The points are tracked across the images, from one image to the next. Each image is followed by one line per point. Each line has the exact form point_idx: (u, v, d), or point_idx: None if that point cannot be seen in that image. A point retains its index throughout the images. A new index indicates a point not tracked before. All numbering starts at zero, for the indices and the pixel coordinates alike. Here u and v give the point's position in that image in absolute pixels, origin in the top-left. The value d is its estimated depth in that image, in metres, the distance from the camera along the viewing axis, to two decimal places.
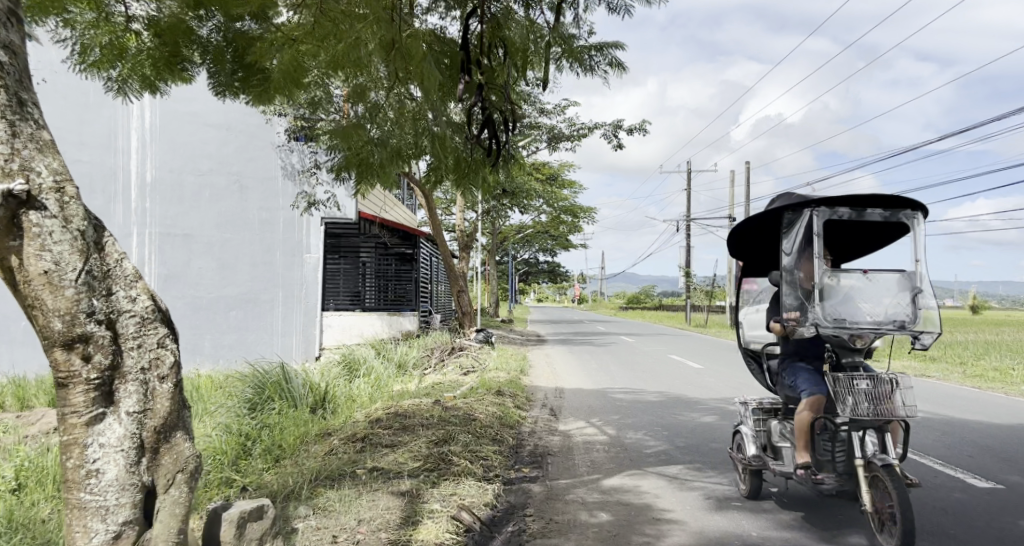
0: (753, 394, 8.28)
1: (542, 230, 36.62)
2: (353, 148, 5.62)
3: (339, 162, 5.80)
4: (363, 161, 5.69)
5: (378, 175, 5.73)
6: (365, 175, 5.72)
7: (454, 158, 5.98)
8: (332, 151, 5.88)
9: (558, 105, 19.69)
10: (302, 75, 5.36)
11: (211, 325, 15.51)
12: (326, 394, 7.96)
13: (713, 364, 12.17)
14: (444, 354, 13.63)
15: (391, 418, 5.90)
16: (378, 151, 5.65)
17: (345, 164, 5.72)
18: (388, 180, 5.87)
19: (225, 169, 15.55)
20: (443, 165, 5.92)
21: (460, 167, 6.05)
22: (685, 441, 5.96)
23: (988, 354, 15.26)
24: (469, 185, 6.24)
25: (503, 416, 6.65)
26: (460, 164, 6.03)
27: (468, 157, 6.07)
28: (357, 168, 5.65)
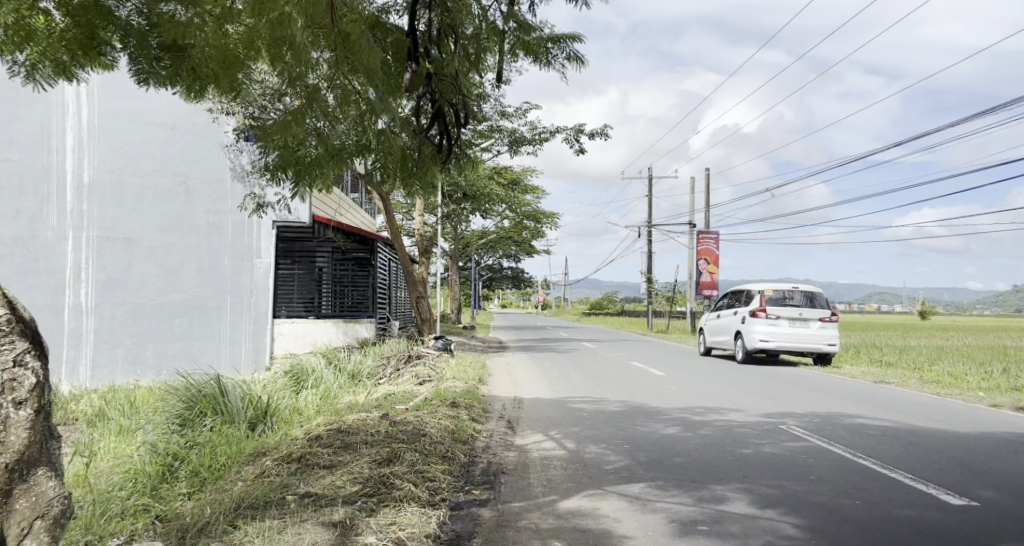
0: (717, 403, 7.99)
1: (505, 236, 36.33)
2: (288, 146, 5.34)
3: (275, 162, 5.48)
4: (301, 159, 5.40)
5: (316, 175, 5.49)
6: (302, 174, 5.46)
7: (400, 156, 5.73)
8: (266, 149, 5.62)
9: (520, 108, 19.38)
10: (236, 65, 5.07)
11: (153, 333, 14.94)
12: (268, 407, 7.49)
13: (676, 371, 11.94)
14: (400, 363, 13.15)
15: (335, 435, 5.50)
16: (315, 149, 5.40)
17: (281, 165, 5.46)
18: (327, 181, 5.62)
19: (170, 171, 14.98)
20: (387, 163, 5.71)
21: (406, 165, 5.79)
22: (647, 454, 5.60)
23: (943, 360, 15.33)
24: (415, 184, 5.97)
25: (455, 431, 6.26)
26: (406, 161, 5.77)
27: (415, 153, 5.80)
28: (294, 167, 5.36)
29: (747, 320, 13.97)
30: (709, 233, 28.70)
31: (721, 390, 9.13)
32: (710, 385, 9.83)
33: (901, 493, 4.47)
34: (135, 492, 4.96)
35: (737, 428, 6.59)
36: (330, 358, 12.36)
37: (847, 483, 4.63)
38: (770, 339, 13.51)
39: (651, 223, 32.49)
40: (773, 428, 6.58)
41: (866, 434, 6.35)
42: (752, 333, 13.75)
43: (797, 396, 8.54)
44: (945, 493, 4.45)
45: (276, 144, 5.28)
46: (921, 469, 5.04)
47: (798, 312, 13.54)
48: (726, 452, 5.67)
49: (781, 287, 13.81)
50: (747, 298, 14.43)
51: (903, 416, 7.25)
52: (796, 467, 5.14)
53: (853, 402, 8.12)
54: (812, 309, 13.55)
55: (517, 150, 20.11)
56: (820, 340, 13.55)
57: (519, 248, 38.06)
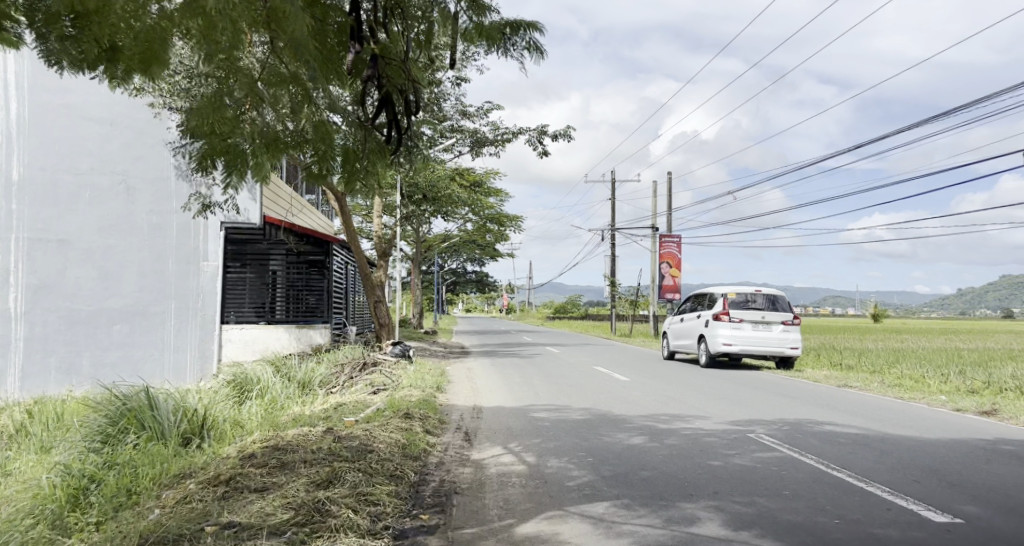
0: (684, 410, 7.63)
1: (468, 240, 35.87)
2: (217, 133, 4.86)
3: (202, 149, 4.98)
4: (231, 148, 4.95)
5: (249, 165, 5.04)
6: (233, 164, 5.03)
7: (342, 148, 5.33)
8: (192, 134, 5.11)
9: (481, 107, 18.92)
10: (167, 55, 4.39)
11: (91, 340, 14.82)
12: (201, 425, 6.99)
13: (639, 376, 11.63)
14: (354, 371, 12.60)
15: (271, 451, 5.01)
16: (249, 137, 4.96)
17: (211, 153, 4.99)
18: (261, 172, 5.15)
19: (109, 168, 14.84)
20: (328, 155, 5.25)
21: (349, 160, 5.35)
22: (612, 469, 5.19)
23: (905, 362, 15.28)
24: (359, 179, 5.47)
25: (405, 445, 5.80)
26: (348, 155, 5.33)
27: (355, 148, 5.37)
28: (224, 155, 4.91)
29: (710, 323, 13.73)
30: (671, 237, 28.61)
31: (687, 396, 8.81)
32: (674, 390, 9.52)
33: (880, 508, 4.10)
34: (38, 522, 4.38)
35: (706, 437, 6.23)
36: (279, 367, 11.77)
37: (825, 500, 4.25)
38: (734, 342, 13.29)
39: (614, 226, 32.33)
40: (741, 437, 6.20)
41: (837, 441, 6.00)
42: (715, 336, 13.52)
43: (763, 402, 8.21)
44: (927, 509, 4.09)
45: (203, 129, 4.80)
46: (895, 481, 4.67)
47: (761, 315, 13.34)
48: (696, 464, 5.29)
49: (744, 290, 13.61)
50: (710, 301, 14.20)
51: (875, 422, 6.96)
52: (769, 480, 4.75)
53: (822, 407, 7.82)
54: (775, 312, 13.36)
55: (479, 151, 19.66)
56: (783, 343, 13.35)
57: (482, 251, 37.63)
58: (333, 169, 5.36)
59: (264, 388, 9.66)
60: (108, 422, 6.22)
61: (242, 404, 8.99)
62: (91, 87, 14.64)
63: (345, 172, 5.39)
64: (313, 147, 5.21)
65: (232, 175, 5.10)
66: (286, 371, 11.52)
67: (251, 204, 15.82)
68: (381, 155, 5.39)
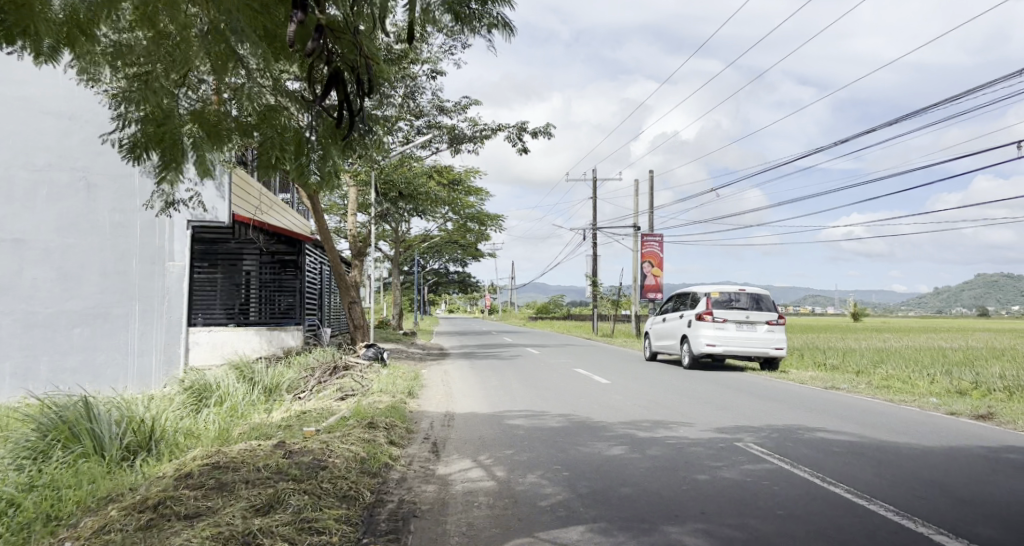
0: (666, 415, 7.22)
1: (448, 239, 35.36)
2: (152, 117, 4.51)
3: (137, 138, 4.60)
4: (168, 135, 4.55)
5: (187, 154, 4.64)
6: (170, 153, 4.61)
7: (293, 139, 4.84)
8: (125, 124, 4.61)
9: (459, 103, 18.43)
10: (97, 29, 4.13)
11: (49, 344, 14.11)
12: (146, 434, 6.49)
13: (621, 379, 11.21)
14: (324, 375, 12.05)
15: (212, 471, 4.51)
16: (189, 123, 4.65)
17: (146, 141, 4.59)
18: (204, 164, 4.74)
19: (68, 164, 14.19)
20: (278, 144, 4.78)
21: (302, 153, 4.83)
22: (590, 486, 4.72)
23: (890, 362, 14.98)
24: (315, 176, 4.90)
25: (364, 459, 5.31)
26: (302, 147, 4.82)
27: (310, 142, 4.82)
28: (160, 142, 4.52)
29: (693, 323, 13.35)
30: (653, 236, 28.29)
31: (668, 400, 8.41)
32: (656, 394, 9.13)
33: (886, 533, 3.68)
34: None
35: (691, 446, 5.78)
36: (244, 371, 11.20)
37: (823, 522, 3.83)
38: (717, 343, 12.91)
39: (596, 225, 31.98)
40: (729, 446, 5.76)
41: (831, 450, 5.59)
42: (698, 337, 13.13)
43: (750, 407, 7.81)
44: (936, 532, 3.67)
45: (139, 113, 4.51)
46: (899, 498, 4.25)
47: (745, 315, 12.97)
48: (681, 479, 4.84)
49: (728, 289, 13.25)
50: (693, 301, 13.81)
51: (868, 428, 6.55)
52: (761, 499, 4.31)
53: (811, 412, 7.41)
54: (759, 312, 13.01)
55: (457, 148, 19.17)
56: (767, 344, 12.98)
57: (463, 251, 37.15)
58: (286, 160, 4.85)
59: (226, 397, 9.09)
60: (38, 436, 5.68)
61: (198, 414, 8.42)
62: (49, 78, 13.97)
63: (298, 164, 4.85)
64: (260, 134, 4.80)
65: (169, 168, 4.68)
66: (251, 375, 10.97)
67: (218, 201, 15.21)
68: (337, 141, 4.81)
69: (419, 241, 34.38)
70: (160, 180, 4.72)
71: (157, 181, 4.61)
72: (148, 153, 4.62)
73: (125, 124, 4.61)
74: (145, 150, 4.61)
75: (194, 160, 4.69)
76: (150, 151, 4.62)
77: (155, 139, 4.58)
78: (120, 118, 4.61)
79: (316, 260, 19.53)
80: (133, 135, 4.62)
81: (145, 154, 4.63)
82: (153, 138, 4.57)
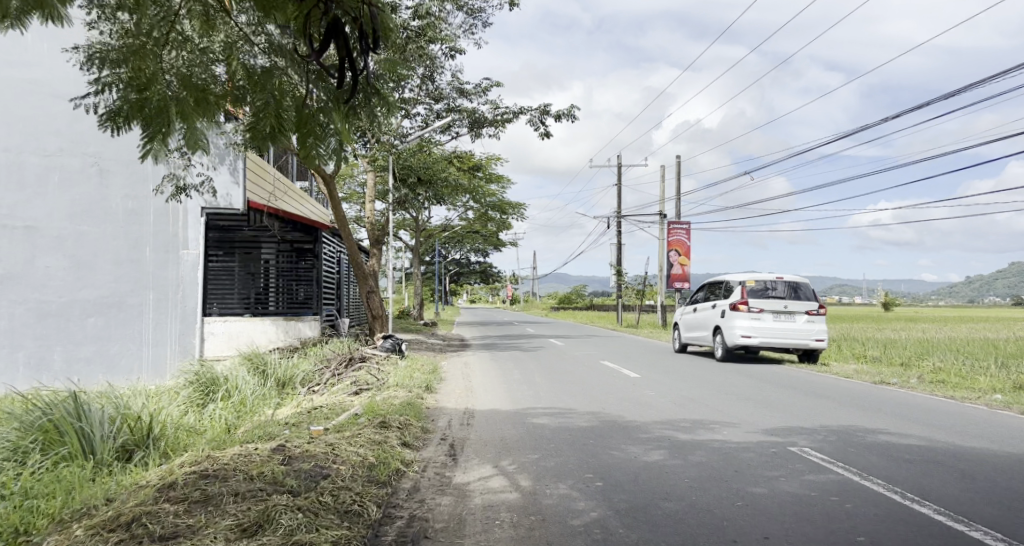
0: (706, 415, 6.58)
1: (469, 228, 34.83)
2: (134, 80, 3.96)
3: (120, 104, 4.02)
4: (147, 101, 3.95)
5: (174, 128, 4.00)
6: (151, 127, 3.99)
7: (294, 108, 4.10)
8: (108, 87, 4.03)
9: (480, 85, 17.84)
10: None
11: (62, 335, 13.75)
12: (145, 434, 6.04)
13: (651, 373, 10.58)
14: (340, 367, 11.57)
15: (199, 478, 4.00)
16: (173, 90, 4.00)
17: (126, 110, 4.00)
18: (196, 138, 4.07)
19: (79, 150, 13.81)
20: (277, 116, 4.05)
21: (304, 126, 4.11)
22: (629, 499, 4.11)
23: (934, 354, 14.15)
24: (323, 150, 4.18)
25: (372, 465, 4.74)
26: (304, 120, 4.10)
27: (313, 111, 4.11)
28: (143, 114, 3.93)
29: (727, 313, 12.66)
30: (679, 223, 27.49)
31: (706, 397, 7.78)
32: (692, 390, 8.49)
33: None
34: None
35: (740, 452, 5.15)
36: (256, 361, 10.74)
37: None
38: (753, 334, 12.21)
39: (620, 213, 31.23)
40: (783, 451, 5.12)
41: (902, 458, 4.92)
42: (733, 328, 12.44)
43: (798, 405, 7.13)
44: None
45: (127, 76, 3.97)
46: (1003, 522, 3.59)
47: (783, 305, 12.24)
48: (732, 492, 4.22)
49: (764, 276, 12.52)
50: (727, 290, 13.10)
51: (936, 430, 5.87)
52: (832, 520, 3.68)
53: (867, 411, 6.72)
54: (798, 301, 12.27)
55: (478, 132, 18.58)
56: (806, 335, 12.24)
57: (484, 241, 36.63)
58: (286, 132, 4.09)
59: (239, 391, 8.56)
60: (20, 435, 5.32)
61: (204, 411, 7.91)
62: (59, 61, 13.55)
63: (300, 140, 4.13)
64: (255, 100, 4.11)
65: (153, 141, 4.03)
66: (264, 369, 10.49)
67: (232, 187, 14.86)
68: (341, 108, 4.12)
69: (439, 230, 33.88)
70: (143, 154, 4.04)
71: (141, 155, 3.97)
72: (130, 123, 4.04)
73: (104, 90, 4.05)
74: (127, 119, 4.04)
75: (183, 132, 4.05)
76: (131, 122, 4.04)
77: (137, 107, 3.96)
78: (99, 82, 4.06)
79: (334, 248, 19.07)
80: (112, 102, 4.05)
81: (127, 124, 4.07)
82: (135, 106, 3.97)
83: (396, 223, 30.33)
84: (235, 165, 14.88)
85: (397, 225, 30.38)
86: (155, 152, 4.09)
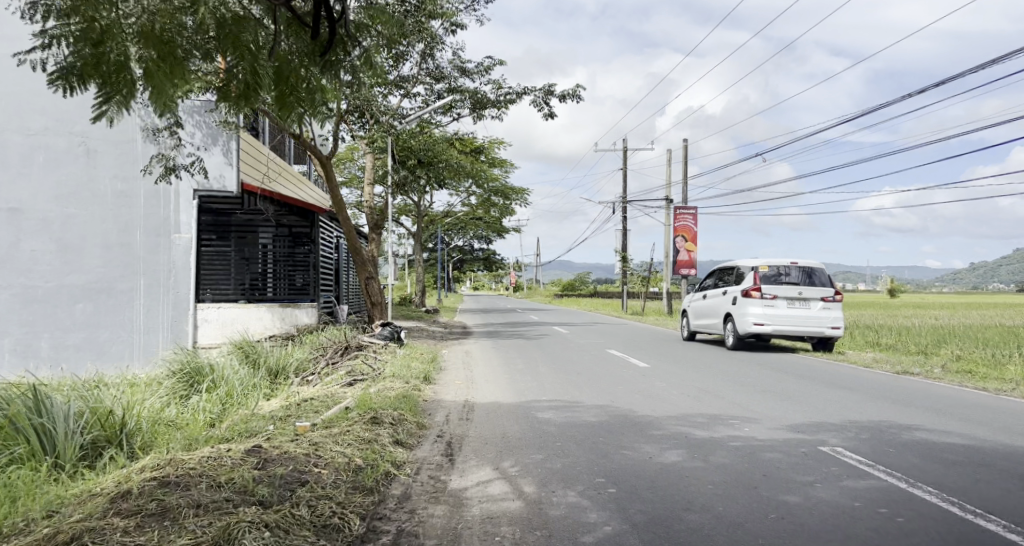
0: (725, 409, 6.08)
1: (472, 215, 34.28)
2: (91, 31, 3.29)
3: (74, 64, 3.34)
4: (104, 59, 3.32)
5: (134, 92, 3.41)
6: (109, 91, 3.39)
7: (273, 67, 3.63)
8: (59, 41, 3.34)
9: (481, 64, 17.28)
10: None
11: (50, 320, 13.35)
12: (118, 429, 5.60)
13: (661, 362, 10.09)
14: (335, 356, 11.10)
15: (158, 487, 3.51)
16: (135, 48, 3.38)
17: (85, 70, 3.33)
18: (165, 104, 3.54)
19: (65, 129, 13.42)
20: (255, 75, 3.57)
21: (283, 84, 3.70)
22: (646, 510, 3.63)
23: (955, 342, 13.60)
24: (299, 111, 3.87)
25: (358, 468, 4.26)
26: (283, 77, 3.68)
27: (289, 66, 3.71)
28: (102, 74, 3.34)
29: (739, 300, 12.14)
30: (686, 208, 26.88)
31: (721, 389, 7.31)
32: (704, 380, 8.03)
33: None
34: None
35: (765, 452, 4.65)
36: (246, 350, 10.28)
37: None
38: (765, 322, 11.69)
39: (626, 198, 30.61)
40: (813, 452, 4.62)
41: (946, 459, 4.42)
42: (745, 315, 11.93)
43: (821, 398, 6.63)
44: None
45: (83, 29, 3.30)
46: None
47: (797, 292, 11.72)
48: (762, 500, 3.73)
49: (777, 261, 12.00)
50: (738, 276, 12.58)
51: (977, 426, 5.36)
52: (882, 538, 3.19)
53: (898, 405, 6.21)
54: (813, 288, 11.75)
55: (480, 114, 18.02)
56: (822, 323, 11.70)
57: (488, 228, 36.08)
58: (265, 92, 3.66)
59: (228, 381, 8.09)
60: None
61: (187, 404, 7.46)
62: None
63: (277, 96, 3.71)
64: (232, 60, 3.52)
65: (112, 101, 3.43)
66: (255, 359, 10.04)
67: (225, 168, 14.36)
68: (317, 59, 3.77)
69: (442, 216, 33.35)
70: (103, 118, 3.44)
71: (96, 116, 3.35)
72: (85, 83, 3.40)
73: (51, 45, 3.37)
74: (82, 78, 3.38)
75: (150, 94, 3.46)
76: (87, 82, 3.40)
77: (93, 63, 3.32)
78: (44, 35, 3.37)
79: (332, 233, 18.57)
80: (63, 59, 3.38)
81: (83, 84, 3.41)
82: (91, 63, 3.32)
83: (398, 209, 29.83)
84: (228, 146, 14.41)
85: (399, 211, 29.86)
86: (117, 115, 3.50)
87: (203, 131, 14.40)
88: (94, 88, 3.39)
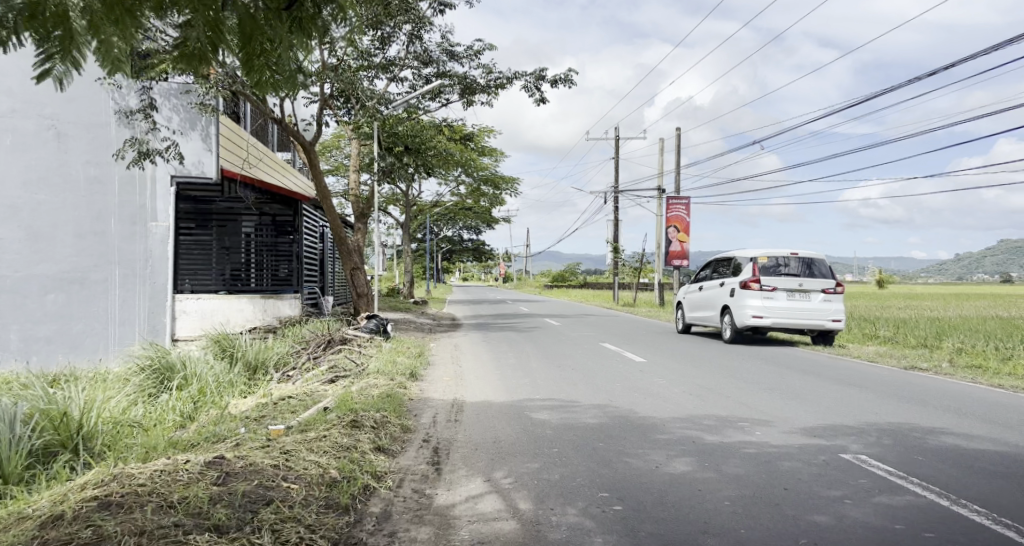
0: (733, 411, 5.65)
1: (462, 205, 33.75)
2: None
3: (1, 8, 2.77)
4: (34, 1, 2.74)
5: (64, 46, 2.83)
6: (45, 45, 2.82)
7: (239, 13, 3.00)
8: None
9: (471, 48, 16.78)
10: None
11: (19, 312, 12.85)
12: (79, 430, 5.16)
13: (658, 357, 9.70)
14: (318, 350, 10.62)
15: (96, 512, 3.01)
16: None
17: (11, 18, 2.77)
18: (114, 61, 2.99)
19: (34, 111, 12.90)
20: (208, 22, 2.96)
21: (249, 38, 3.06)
22: (658, 533, 3.20)
23: (956, 335, 13.25)
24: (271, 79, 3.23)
25: (334, 482, 3.81)
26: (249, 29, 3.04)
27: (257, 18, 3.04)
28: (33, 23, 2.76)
29: (737, 292, 11.75)
30: (679, 198, 26.47)
31: (725, 387, 6.88)
32: (706, 377, 7.62)
33: None
34: None
35: (783, 461, 4.22)
36: (224, 344, 9.81)
37: None
38: (765, 314, 11.30)
39: (618, 188, 30.16)
40: (836, 461, 4.19)
41: (985, 470, 3.99)
42: (743, 308, 11.53)
43: (833, 397, 6.21)
44: None
45: None
46: None
47: (797, 283, 11.32)
48: (786, 520, 3.32)
49: (776, 252, 11.60)
50: (736, 267, 12.19)
51: (1007, 430, 4.95)
52: None
53: (917, 405, 5.80)
54: (813, 279, 11.35)
55: (470, 99, 17.53)
56: (823, 315, 11.32)
57: (477, 218, 35.56)
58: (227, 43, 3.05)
59: (201, 377, 7.60)
60: None
61: (155, 403, 6.98)
62: None
63: (244, 57, 3.11)
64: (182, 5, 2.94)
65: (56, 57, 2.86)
66: (232, 355, 9.55)
67: (203, 153, 13.82)
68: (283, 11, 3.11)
69: (431, 206, 32.80)
70: (44, 80, 2.89)
71: (37, 80, 2.79)
72: (18, 38, 2.85)
73: None
74: (13, 31, 2.82)
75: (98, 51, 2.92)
76: (20, 33, 2.83)
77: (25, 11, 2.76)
78: None
79: (317, 222, 18.03)
80: None
81: (15, 38, 2.85)
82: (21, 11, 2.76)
83: (386, 199, 29.26)
84: (207, 130, 13.85)
85: (386, 201, 29.29)
86: (64, 76, 2.94)
87: (180, 115, 13.82)
88: (29, 43, 2.84)
